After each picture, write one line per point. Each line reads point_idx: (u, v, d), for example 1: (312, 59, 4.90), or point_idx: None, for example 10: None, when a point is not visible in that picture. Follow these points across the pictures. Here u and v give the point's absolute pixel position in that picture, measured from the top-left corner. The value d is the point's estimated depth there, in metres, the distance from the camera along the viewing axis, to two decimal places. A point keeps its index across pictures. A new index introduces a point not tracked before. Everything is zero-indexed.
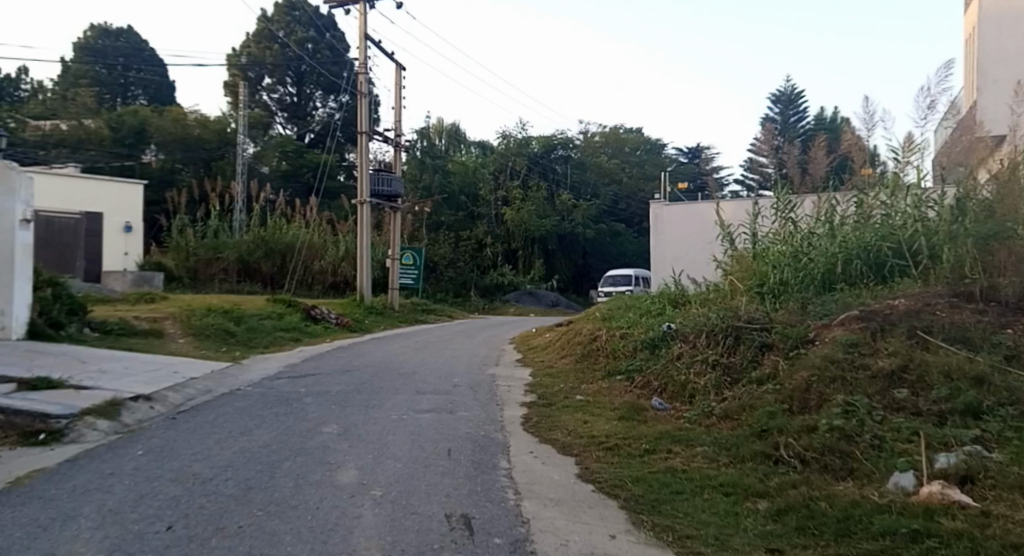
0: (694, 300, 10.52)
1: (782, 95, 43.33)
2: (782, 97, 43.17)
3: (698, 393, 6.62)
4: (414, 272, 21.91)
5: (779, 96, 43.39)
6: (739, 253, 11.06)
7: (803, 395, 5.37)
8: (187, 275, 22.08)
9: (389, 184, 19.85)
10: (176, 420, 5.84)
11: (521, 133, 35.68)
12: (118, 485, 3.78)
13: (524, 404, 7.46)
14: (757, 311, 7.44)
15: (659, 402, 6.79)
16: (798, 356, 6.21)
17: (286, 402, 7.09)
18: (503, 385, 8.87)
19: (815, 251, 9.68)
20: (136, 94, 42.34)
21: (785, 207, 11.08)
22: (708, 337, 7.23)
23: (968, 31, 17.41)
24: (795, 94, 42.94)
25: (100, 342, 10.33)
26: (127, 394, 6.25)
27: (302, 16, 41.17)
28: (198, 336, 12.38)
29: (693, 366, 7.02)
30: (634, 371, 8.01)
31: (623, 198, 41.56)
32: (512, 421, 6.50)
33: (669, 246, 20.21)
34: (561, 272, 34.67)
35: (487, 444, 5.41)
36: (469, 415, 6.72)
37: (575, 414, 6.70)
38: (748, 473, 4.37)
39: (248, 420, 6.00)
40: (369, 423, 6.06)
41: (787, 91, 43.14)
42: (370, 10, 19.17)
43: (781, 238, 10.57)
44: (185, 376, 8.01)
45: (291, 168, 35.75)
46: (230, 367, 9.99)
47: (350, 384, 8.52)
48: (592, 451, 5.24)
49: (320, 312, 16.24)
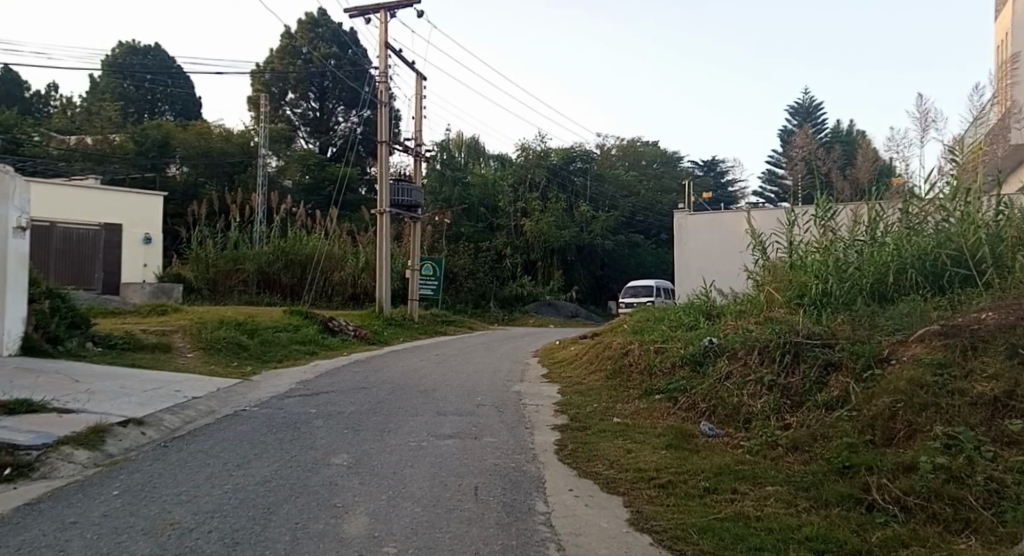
0: (729, 312, 9.72)
1: (799, 106, 42.42)
2: (800, 109, 42.23)
3: (754, 418, 5.83)
4: (434, 282, 21.37)
5: (797, 108, 42.46)
6: (774, 263, 10.26)
7: (887, 424, 4.71)
8: (205, 286, 21.63)
9: (409, 194, 19.32)
10: (167, 449, 5.19)
11: (541, 145, 34.87)
12: (78, 540, 3.10)
13: (556, 428, 6.73)
14: (815, 324, 6.66)
15: (709, 426, 6.03)
16: (872, 378, 5.45)
17: (294, 426, 6.45)
18: (531, 405, 8.14)
19: (864, 260, 8.86)
20: (163, 110, 42.60)
21: (826, 213, 10.26)
22: (762, 354, 6.47)
23: (999, 39, 16.62)
24: (813, 105, 41.98)
25: (103, 357, 9.79)
26: (115, 418, 5.61)
27: (325, 33, 41.16)
28: (208, 351, 11.79)
29: (747, 385, 6.23)
30: (675, 390, 7.24)
31: (642, 210, 40.74)
32: (544, 449, 5.77)
33: (695, 257, 19.40)
34: (580, 283, 34.12)
35: (520, 480, 4.69)
36: (496, 442, 6.02)
37: (615, 442, 5.94)
38: (838, 524, 3.66)
39: (249, 449, 5.36)
40: (385, 452, 5.39)
41: (805, 103, 42.22)
42: (391, 19, 18.66)
43: (822, 246, 9.76)
44: (185, 396, 7.37)
45: (313, 182, 35.45)
46: (239, 384, 9.38)
47: (365, 404, 7.85)
48: (643, 490, 4.51)
49: (337, 324, 15.63)
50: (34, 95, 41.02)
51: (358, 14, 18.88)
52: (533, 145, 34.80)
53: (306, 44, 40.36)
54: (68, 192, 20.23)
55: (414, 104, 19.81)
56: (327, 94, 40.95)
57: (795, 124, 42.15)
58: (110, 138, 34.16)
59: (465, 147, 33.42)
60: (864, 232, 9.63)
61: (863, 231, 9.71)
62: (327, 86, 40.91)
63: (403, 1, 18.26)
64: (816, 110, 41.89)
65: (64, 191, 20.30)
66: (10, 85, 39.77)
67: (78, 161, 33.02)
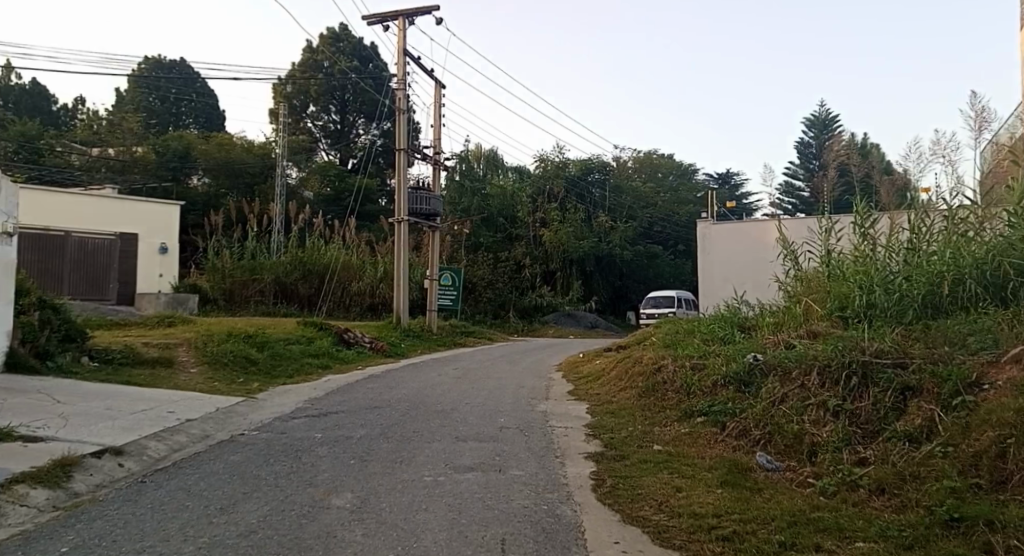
0: (764, 325, 8.89)
1: (815, 118, 41.25)
2: (816, 120, 41.05)
3: (818, 447, 4.96)
4: (453, 292, 20.71)
5: (813, 120, 41.30)
6: (812, 274, 9.36)
7: (995, 464, 3.83)
8: (222, 297, 20.99)
9: (428, 202, 18.60)
10: (141, 488, 5.21)
11: (559, 155, 34.08)
12: None
13: (588, 457, 5.99)
14: (882, 340, 5.73)
15: (766, 457, 5.19)
16: (965, 404, 4.53)
17: (296, 456, 6.00)
18: (558, 427, 7.39)
19: (914, 270, 7.78)
20: (187, 122, 42.49)
21: (864, 219, 9.02)
22: (823, 374, 5.57)
23: None
24: (830, 116, 40.82)
25: (96, 375, 9.57)
26: (88, 450, 5.80)
27: (345, 47, 41.11)
28: (213, 365, 11.16)
29: (807, 410, 5.34)
30: (720, 413, 6.42)
31: (659, 220, 39.77)
32: (578, 485, 5.10)
33: (719, 268, 18.52)
34: (599, 293, 33.40)
35: (552, 527, 4.07)
36: (524, 475, 5.34)
37: (660, 477, 5.17)
38: None
39: (238, 494, 4.93)
40: (395, 491, 4.85)
41: (821, 114, 41.06)
42: (409, 25, 18.09)
43: (863, 253, 8.61)
44: (176, 418, 7.48)
45: (334, 193, 35.06)
46: (243, 402, 8.87)
47: (375, 427, 7.18)
48: (703, 544, 3.76)
49: (353, 336, 14.97)
50: (61, 108, 41.36)
51: (377, 21, 18.35)
52: (552, 155, 34.06)
53: (327, 57, 40.15)
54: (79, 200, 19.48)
55: (433, 112, 19.23)
56: (348, 106, 40.62)
57: (811, 136, 40.96)
58: (132, 149, 34.20)
59: (484, 159, 32.92)
60: (902, 241, 8.52)
61: (905, 241, 8.48)
62: (348, 98, 40.60)
63: (423, 7, 17.73)
64: (833, 122, 40.65)
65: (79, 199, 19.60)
66: (37, 98, 40.28)
67: (100, 172, 33.14)
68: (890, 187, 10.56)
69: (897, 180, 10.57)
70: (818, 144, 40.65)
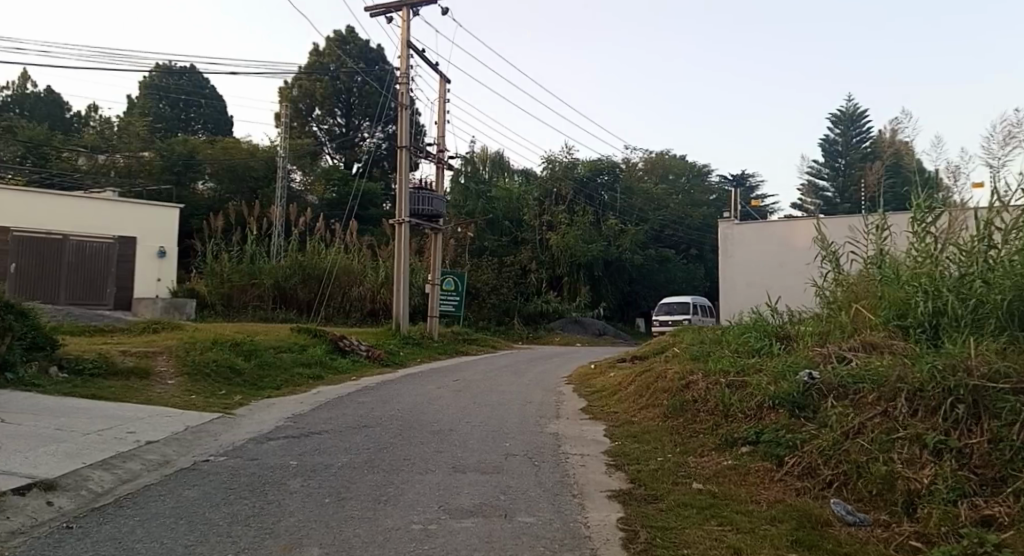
0: (807, 335, 7.77)
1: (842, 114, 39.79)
2: (843, 117, 39.61)
3: (919, 495, 3.90)
4: (456, 298, 19.64)
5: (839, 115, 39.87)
6: (859, 277, 8.20)
7: None
8: (219, 302, 19.97)
9: (431, 203, 17.60)
10: (66, 534, 4.23)
11: (567, 157, 33.04)
12: None
13: (614, 497, 4.93)
14: (988, 357, 4.63)
15: (844, 505, 4.12)
16: None
17: (262, 491, 4.99)
18: (575, 455, 6.32)
19: (992, 272, 6.59)
20: (196, 129, 41.75)
21: (924, 214, 7.77)
22: (916, 404, 4.51)
23: None
24: (857, 113, 39.34)
25: (59, 387, 8.59)
26: (16, 483, 4.84)
27: (352, 50, 40.39)
28: (191, 375, 10.13)
29: (896, 446, 4.28)
30: (772, 444, 5.35)
31: (671, 224, 38.65)
32: (609, 538, 4.04)
33: (741, 271, 17.41)
34: (607, 299, 32.32)
35: None
36: (538, 523, 4.30)
37: (710, 530, 4.09)
38: None
39: (183, 545, 3.94)
40: (376, 544, 3.83)
41: (848, 111, 39.64)
42: (414, 17, 17.12)
43: (924, 252, 7.39)
44: (136, 440, 6.47)
45: (337, 197, 34.08)
46: (216, 419, 7.84)
47: (361, 453, 6.13)
48: None
49: (348, 344, 13.90)
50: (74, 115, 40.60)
51: (380, 13, 17.39)
52: (560, 157, 33.05)
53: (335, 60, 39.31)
54: (82, 204, 18.07)
55: (438, 109, 18.24)
56: (354, 109, 39.78)
57: (837, 134, 39.63)
58: (138, 154, 33.46)
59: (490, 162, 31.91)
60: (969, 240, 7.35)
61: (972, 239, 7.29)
62: (354, 102, 39.78)
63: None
64: (860, 119, 39.28)
65: (81, 204, 18.07)
66: (49, 106, 39.77)
67: (106, 177, 32.49)
68: (939, 175, 9.44)
69: (943, 168, 9.50)
70: (843, 142, 39.34)
